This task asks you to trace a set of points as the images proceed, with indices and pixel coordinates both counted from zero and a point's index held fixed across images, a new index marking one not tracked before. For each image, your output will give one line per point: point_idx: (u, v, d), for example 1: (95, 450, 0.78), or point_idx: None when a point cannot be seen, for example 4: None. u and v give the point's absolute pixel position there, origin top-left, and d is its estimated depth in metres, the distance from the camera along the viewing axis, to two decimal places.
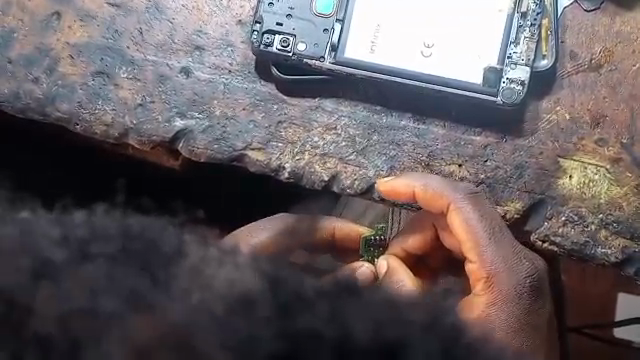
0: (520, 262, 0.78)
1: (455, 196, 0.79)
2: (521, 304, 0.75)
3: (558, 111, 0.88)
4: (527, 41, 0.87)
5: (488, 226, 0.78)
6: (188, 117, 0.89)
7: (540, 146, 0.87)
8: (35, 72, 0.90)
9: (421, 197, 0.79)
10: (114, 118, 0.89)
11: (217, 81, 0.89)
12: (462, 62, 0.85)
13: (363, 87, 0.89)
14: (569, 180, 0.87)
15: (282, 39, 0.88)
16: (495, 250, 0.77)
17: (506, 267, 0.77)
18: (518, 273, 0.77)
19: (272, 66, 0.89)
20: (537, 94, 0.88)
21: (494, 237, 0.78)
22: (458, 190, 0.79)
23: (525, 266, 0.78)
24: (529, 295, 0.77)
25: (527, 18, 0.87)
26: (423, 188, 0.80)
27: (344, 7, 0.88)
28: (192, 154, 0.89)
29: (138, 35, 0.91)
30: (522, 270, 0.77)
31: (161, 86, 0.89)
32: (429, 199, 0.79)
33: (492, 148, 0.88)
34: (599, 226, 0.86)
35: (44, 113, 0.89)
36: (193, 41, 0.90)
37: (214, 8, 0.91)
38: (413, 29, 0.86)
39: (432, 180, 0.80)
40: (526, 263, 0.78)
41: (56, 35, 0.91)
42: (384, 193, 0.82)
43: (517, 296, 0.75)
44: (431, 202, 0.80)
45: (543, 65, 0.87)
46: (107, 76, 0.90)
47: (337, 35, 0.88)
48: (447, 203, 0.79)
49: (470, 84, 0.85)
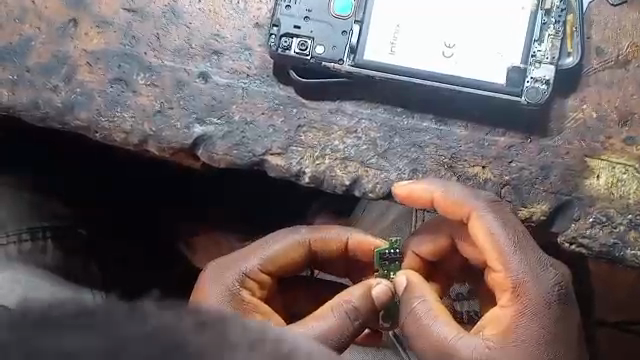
0: (547, 270, 0.79)
1: (475, 204, 0.79)
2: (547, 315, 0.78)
3: (584, 110, 0.85)
4: (551, 38, 0.85)
5: (512, 235, 0.78)
6: (207, 124, 0.88)
7: (566, 145, 0.85)
8: (54, 81, 0.90)
9: (441, 204, 0.80)
10: (133, 125, 0.88)
11: (235, 86, 0.88)
12: (484, 62, 0.83)
13: (383, 88, 0.87)
14: (596, 180, 0.85)
15: (300, 42, 0.87)
16: (520, 260, 0.78)
17: (534, 275, 0.78)
18: (545, 282, 0.78)
19: (290, 71, 0.88)
20: (562, 92, 0.86)
21: (519, 245, 0.78)
22: (479, 199, 0.79)
23: (552, 274, 0.79)
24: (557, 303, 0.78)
25: (551, 15, 0.85)
26: (443, 195, 0.80)
27: (363, 7, 0.86)
28: (212, 160, 0.88)
29: (155, 40, 0.90)
30: (549, 278, 0.78)
31: (179, 91, 0.88)
32: (450, 206, 0.80)
33: (517, 148, 0.86)
34: (628, 227, 0.84)
35: (63, 121, 0.89)
36: (210, 46, 0.89)
37: (231, 12, 0.90)
38: (434, 29, 0.85)
39: (452, 186, 0.80)
40: (553, 270, 0.79)
41: (74, 42, 0.91)
42: (400, 195, 0.82)
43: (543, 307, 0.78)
44: (450, 208, 0.80)
45: (567, 63, 0.85)
46: (125, 83, 0.89)
47: (356, 36, 0.86)
48: (468, 212, 0.79)
49: (493, 84, 0.83)
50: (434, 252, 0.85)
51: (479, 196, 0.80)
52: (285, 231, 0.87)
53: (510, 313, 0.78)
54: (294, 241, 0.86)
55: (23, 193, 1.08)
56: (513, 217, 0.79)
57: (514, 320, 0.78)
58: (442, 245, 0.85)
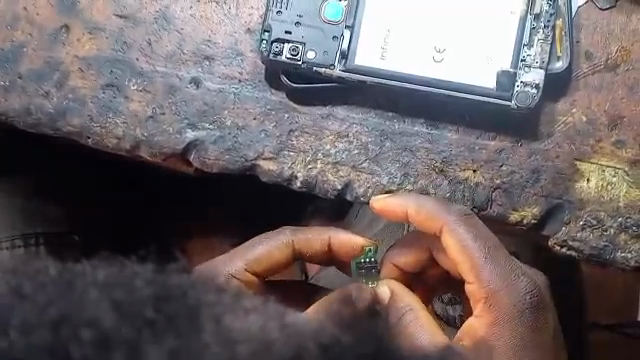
0: (519, 279, 0.80)
1: (448, 218, 0.81)
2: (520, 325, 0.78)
3: (574, 113, 0.86)
4: (541, 43, 0.85)
5: (483, 245, 0.80)
6: (199, 129, 0.88)
7: (556, 149, 0.86)
8: (45, 87, 0.90)
9: (414, 217, 0.81)
10: (125, 131, 0.89)
11: (227, 91, 0.89)
12: (475, 67, 0.84)
13: (374, 93, 0.88)
14: (586, 183, 0.86)
15: (291, 47, 0.87)
16: (493, 268, 0.79)
17: (505, 283, 0.79)
18: (518, 291, 0.79)
19: (282, 75, 0.88)
20: (552, 96, 0.86)
21: (491, 255, 0.80)
22: (451, 211, 0.81)
23: (524, 283, 0.80)
24: (531, 311, 0.79)
25: (541, 20, 0.85)
26: (416, 209, 0.81)
27: (353, 13, 0.87)
28: (203, 165, 0.88)
29: (147, 46, 0.90)
30: (521, 286, 0.80)
31: (171, 97, 0.89)
32: (423, 219, 0.81)
33: (507, 152, 0.86)
34: (618, 230, 0.85)
35: (56, 128, 0.89)
36: (202, 51, 0.90)
37: (222, 17, 0.90)
38: (424, 33, 0.85)
39: (425, 200, 0.82)
40: (525, 279, 0.80)
41: (65, 48, 0.91)
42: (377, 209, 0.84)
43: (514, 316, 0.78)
44: (424, 222, 0.82)
45: (557, 68, 0.85)
46: (117, 89, 0.89)
47: (347, 41, 0.87)
48: (440, 224, 0.81)
49: (484, 88, 0.84)
50: (413, 262, 0.86)
51: (452, 209, 0.82)
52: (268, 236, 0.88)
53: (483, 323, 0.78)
54: (279, 242, 0.87)
55: (16, 200, 1.12)
56: (485, 229, 0.81)
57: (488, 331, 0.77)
58: (421, 256, 0.87)
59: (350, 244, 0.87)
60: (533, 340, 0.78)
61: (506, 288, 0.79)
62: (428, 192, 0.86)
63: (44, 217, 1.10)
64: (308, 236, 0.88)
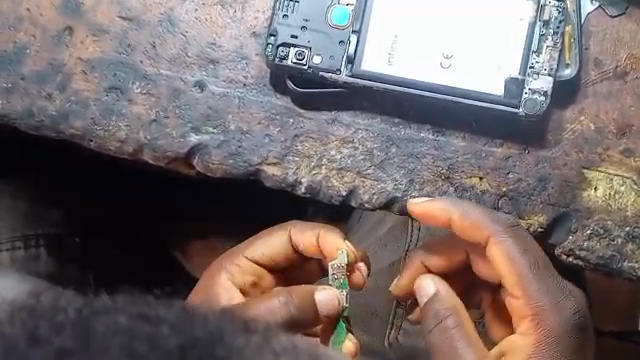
0: (567, 299, 0.83)
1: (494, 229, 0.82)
2: (563, 343, 0.82)
3: (582, 121, 0.85)
4: (549, 50, 0.84)
5: (532, 260, 0.82)
6: (203, 133, 0.87)
7: (564, 157, 0.85)
8: (49, 89, 0.89)
9: (458, 225, 0.82)
10: (128, 134, 0.88)
11: (231, 95, 0.88)
12: (483, 74, 0.83)
13: (380, 97, 0.87)
14: (594, 192, 0.85)
15: (297, 52, 0.86)
16: (539, 285, 0.82)
17: (553, 302, 0.83)
18: (565, 310, 0.83)
19: (287, 80, 0.87)
20: (560, 103, 0.85)
21: (539, 271, 0.82)
22: (498, 223, 0.82)
23: (571, 303, 0.83)
24: (574, 331, 0.83)
25: (550, 27, 0.84)
26: (461, 217, 0.82)
27: (360, 18, 0.86)
28: (207, 169, 0.88)
29: (151, 49, 0.89)
30: (569, 306, 0.83)
31: (175, 100, 0.88)
32: (469, 229, 0.83)
33: (514, 160, 0.85)
34: (625, 239, 0.84)
35: (58, 130, 0.88)
36: (206, 55, 0.89)
37: (228, 20, 0.89)
38: (432, 39, 0.84)
39: (471, 209, 0.82)
40: (572, 298, 0.84)
41: (69, 50, 0.90)
42: (416, 214, 0.83)
43: (559, 335, 0.82)
44: (470, 230, 0.83)
45: (566, 75, 0.85)
46: (121, 91, 0.89)
47: (353, 46, 0.85)
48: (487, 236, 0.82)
49: (490, 96, 0.83)
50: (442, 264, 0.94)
51: (498, 219, 0.83)
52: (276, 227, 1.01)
53: (526, 341, 0.83)
54: (278, 241, 0.98)
55: (18, 202, 1.13)
56: (531, 241, 0.83)
57: (534, 348, 0.82)
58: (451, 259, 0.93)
59: (330, 246, 0.93)
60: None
61: (553, 308, 0.82)
62: (434, 199, 0.86)
63: (43, 218, 1.12)
64: (300, 230, 0.96)
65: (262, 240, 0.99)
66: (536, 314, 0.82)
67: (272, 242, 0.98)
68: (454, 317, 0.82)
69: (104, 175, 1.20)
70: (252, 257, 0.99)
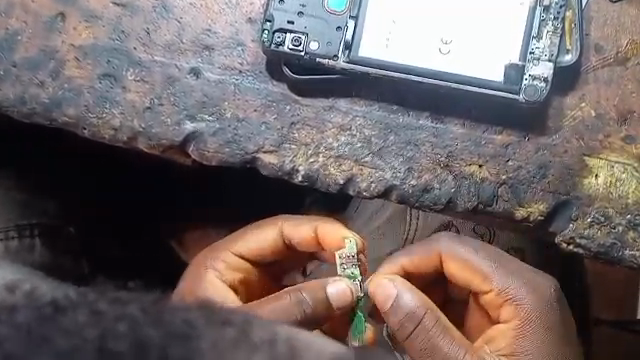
0: (539, 274, 0.95)
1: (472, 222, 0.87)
2: (546, 316, 0.93)
3: (583, 108, 0.84)
4: (550, 35, 0.83)
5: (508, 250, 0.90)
6: (198, 120, 0.86)
7: (564, 144, 0.84)
8: (41, 76, 0.87)
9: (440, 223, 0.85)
10: (123, 121, 0.86)
11: (227, 82, 0.86)
12: (482, 59, 0.82)
13: (378, 84, 0.85)
14: (595, 179, 0.83)
15: (293, 38, 0.85)
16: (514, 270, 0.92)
17: (527, 280, 0.94)
18: (542, 284, 0.94)
19: (283, 66, 0.86)
20: (560, 90, 0.84)
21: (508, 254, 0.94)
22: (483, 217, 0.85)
23: (544, 277, 0.95)
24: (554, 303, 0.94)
25: (550, 12, 0.83)
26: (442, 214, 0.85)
27: (357, 4, 0.84)
28: (203, 158, 0.86)
29: (145, 35, 0.88)
30: (543, 280, 0.95)
31: (169, 87, 0.86)
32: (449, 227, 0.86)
33: (514, 147, 0.84)
34: (626, 227, 0.83)
35: (51, 118, 0.87)
36: (201, 41, 0.87)
37: (223, 6, 0.88)
38: (430, 25, 0.83)
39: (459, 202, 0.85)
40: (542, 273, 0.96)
41: (62, 36, 0.88)
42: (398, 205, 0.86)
43: (542, 309, 0.93)
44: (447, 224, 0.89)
45: (566, 61, 0.83)
46: (114, 79, 0.87)
47: (351, 32, 0.84)
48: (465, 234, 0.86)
49: (490, 82, 0.81)
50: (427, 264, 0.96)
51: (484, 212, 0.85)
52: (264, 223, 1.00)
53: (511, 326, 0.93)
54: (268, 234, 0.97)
55: (11, 192, 1.12)
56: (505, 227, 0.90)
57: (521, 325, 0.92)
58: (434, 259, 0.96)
59: (332, 237, 0.92)
60: (557, 330, 0.93)
61: (532, 295, 0.93)
62: (433, 186, 0.85)
63: (37, 210, 1.11)
64: (296, 223, 0.95)
65: (253, 234, 0.97)
66: (515, 302, 0.93)
67: (266, 236, 0.97)
68: (430, 315, 0.88)
69: (105, 171, 1.19)
70: (239, 252, 0.98)
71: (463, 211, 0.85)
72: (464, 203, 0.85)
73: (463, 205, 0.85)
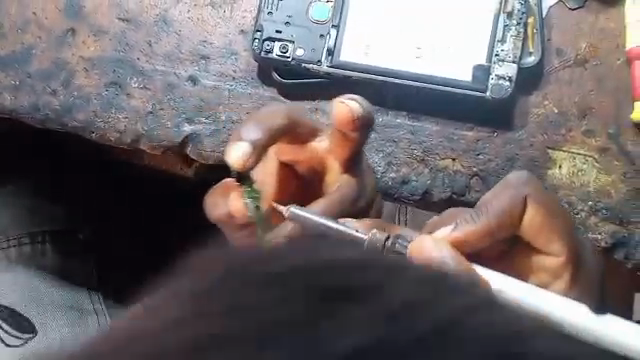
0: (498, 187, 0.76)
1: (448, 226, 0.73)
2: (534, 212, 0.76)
3: (546, 105, 0.92)
4: (513, 39, 0.91)
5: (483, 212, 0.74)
6: (196, 122, 0.94)
7: (530, 139, 0.92)
8: (53, 85, 0.96)
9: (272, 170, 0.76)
10: (127, 125, 0.95)
11: (221, 87, 0.95)
12: (452, 61, 0.90)
13: (360, 87, 0.93)
14: (558, 170, 0.91)
15: (282, 45, 0.93)
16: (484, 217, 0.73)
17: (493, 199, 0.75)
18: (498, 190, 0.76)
19: (273, 71, 0.94)
20: (525, 89, 0.92)
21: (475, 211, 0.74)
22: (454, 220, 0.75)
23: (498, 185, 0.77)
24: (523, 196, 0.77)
25: (513, 18, 0.91)
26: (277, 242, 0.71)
27: (339, 12, 0.93)
28: (200, 157, 0.94)
29: (148, 46, 0.96)
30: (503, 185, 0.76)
31: (169, 93, 0.95)
32: (305, 159, 0.79)
33: (484, 142, 0.92)
34: (589, 212, 0.89)
35: (62, 123, 0.96)
36: (198, 51, 0.96)
37: (217, 20, 0.96)
38: (406, 32, 0.91)
39: (435, 190, 0.92)
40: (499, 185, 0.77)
41: (72, 50, 0.97)
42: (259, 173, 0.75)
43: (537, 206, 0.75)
44: (331, 179, 0.80)
45: (529, 62, 0.92)
46: (120, 86, 0.96)
47: (333, 39, 0.92)
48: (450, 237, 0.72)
49: (459, 81, 0.89)
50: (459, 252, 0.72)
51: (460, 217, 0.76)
52: (367, 129, 0.76)
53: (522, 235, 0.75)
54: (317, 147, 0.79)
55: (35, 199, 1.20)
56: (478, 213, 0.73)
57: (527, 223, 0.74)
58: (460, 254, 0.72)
59: (308, 150, 0.79)
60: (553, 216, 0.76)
61: (507, 209, 0.73)
62: (410, 179, 0.92)
63: (41, 217, 1.19)
64: (298, 149, 0.79)
65: (229, 186, 0.75)
66: (493, 223, 0.73)
67: (270, 137, 0.76)
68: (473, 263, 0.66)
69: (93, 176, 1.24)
70: (296, 158, 0.78)
71: (438, 202, 0.92)
72: (439, 194, 0.92)
73: (439, 195, 0.92)
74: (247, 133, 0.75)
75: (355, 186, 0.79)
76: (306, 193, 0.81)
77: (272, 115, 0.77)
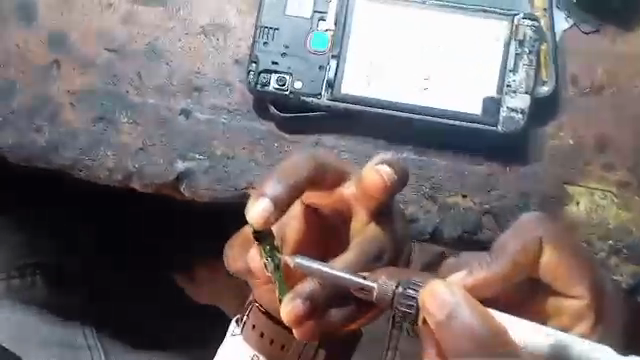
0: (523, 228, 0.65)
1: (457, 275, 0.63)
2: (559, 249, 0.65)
3: (561, 137, 0.86)
4: (526, 68, 0.85)
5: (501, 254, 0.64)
6: (189, 159, 0.89)
7: (545, 172, 0.86)
8: (38, 121, 0.91)
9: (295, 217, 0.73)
10: (117, 163, 0.89)
11: (216, 121, 0.89)
12: (461, 94, 0.84)
13: (364, 121, 0.88)
14: (576, 206, 0.85)
15: (279, 78, 0.88)
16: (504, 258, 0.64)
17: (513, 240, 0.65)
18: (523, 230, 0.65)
19: (270, 105, 0.89)
20: (539, 120, 0.87)
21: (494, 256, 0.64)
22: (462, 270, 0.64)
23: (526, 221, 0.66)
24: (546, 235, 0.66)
25: (525, 46, 0.85)
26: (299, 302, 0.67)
27: (340, 42, 0.87)
28: (195, 195, 0.89)
29: (137, 78, 0.91)
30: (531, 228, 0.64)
31: (161, 128, 0.90)
32: (329, 203, 0.73)
33: (496, 177, 0.86)
34: (609, 253, 0.84)
35: (48, 161, 0.90)
36: (191, 82, 0.90)
37: (211, 49, 0.91)
38: (411, 62, 0.85)
39: (444, 227, 0.87)
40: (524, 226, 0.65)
41: (57, 83, 0.91)
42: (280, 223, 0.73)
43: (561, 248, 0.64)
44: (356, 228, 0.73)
45: (543, 92, 0.86)
46: (108, 121, 0.90)
47: (334, 71, 0.87)
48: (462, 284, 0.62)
49: (468, 115, 0.84)
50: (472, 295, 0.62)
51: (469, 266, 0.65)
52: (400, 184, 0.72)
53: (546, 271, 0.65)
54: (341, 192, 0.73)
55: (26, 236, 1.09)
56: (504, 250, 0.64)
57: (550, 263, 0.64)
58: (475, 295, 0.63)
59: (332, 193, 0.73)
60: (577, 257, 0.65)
61: (522, 254, 0.64)
62: (419, 217, 0.87)
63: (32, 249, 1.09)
64: (323, 192, 0.73)
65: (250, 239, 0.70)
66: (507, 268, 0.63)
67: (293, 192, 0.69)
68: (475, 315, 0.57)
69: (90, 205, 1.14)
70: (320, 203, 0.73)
71: (449, 241, 0.87)
72: (449, 233, 0.87)
73: (449, 234, 0.87)
74: (269, 188, 0.68)
75: (378, 242, 0.71)
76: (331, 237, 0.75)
77: (299, 165, 0.70)
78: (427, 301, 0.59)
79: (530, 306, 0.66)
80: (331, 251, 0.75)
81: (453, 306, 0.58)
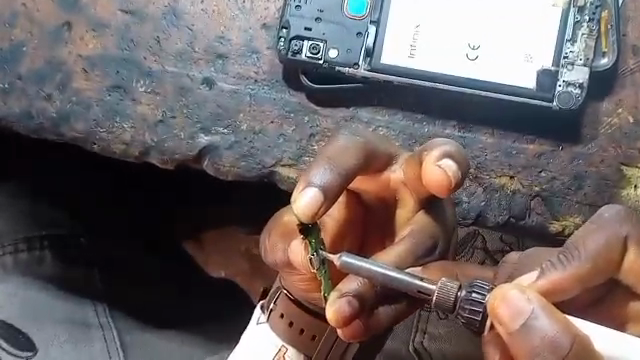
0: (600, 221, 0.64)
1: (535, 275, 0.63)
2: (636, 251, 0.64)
3: (620, 114, 0.79)
4: (585, 38, 0.77)
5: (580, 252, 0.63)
6: (213, 133, 0.82)
7: (601, 153, 0.79)
8: (47, 89, 0.83)
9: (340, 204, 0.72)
10: (134, 136, 0.82)
11: (242, 92, 0.82)
12: (513, 65, 0.77)
13: (402, 93, 0.80)
14: (634, 190, 0.79)
15: (312, 45, 0.80)
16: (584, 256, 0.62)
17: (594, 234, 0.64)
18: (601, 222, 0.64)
19: (301, 75, 0.81)
20: (597, 95, 0.79)
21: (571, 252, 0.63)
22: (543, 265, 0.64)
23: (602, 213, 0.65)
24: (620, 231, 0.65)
25: (585, 13, 0.77)
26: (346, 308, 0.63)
27: (380, 7, 0.79)
28: (217, 172, 0.82)
29: (155, 43, 0.83)
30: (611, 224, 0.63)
31: (182, 99, 0.82)
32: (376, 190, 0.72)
33: (547, 157, 0.79)
34: None
35: (59, 133, 0.83)
36: (214, 49, 0.83)
37: (236, 12, 0.83)
38: (458, 30, 0.78)
39: (487, 210, 0.80)
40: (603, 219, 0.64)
41: (68, 47, 0.84)
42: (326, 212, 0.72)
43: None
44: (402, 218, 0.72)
45: (603, 64, 0.78)
46: (124, 91, 0.83)
47: (372, 38, 0.79)
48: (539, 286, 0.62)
49: (521, 89, 0.76)
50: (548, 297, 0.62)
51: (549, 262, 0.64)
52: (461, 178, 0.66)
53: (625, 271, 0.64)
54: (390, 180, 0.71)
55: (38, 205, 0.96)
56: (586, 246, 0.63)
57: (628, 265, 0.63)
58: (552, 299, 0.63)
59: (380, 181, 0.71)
60: None
61: (604, 252, 0.62)
62: (461, 200, 0.80)
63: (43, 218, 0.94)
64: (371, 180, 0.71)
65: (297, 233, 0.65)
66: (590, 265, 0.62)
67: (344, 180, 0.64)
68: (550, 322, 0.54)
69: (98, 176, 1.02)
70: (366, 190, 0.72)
71: (493, 226, 0.81)
72: (494, 217, 0.80)
73: (494, 219, 0.80)
74: (316, 176, 0.63)
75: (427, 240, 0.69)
76: (374, 225, 0.73)
77: (347, 152, 0.66)
78: (498, 307, 0.55)
79: (608, 306, 0.68)
80: (372, 238, 0.74)
81: (528, 311, 0.54)
